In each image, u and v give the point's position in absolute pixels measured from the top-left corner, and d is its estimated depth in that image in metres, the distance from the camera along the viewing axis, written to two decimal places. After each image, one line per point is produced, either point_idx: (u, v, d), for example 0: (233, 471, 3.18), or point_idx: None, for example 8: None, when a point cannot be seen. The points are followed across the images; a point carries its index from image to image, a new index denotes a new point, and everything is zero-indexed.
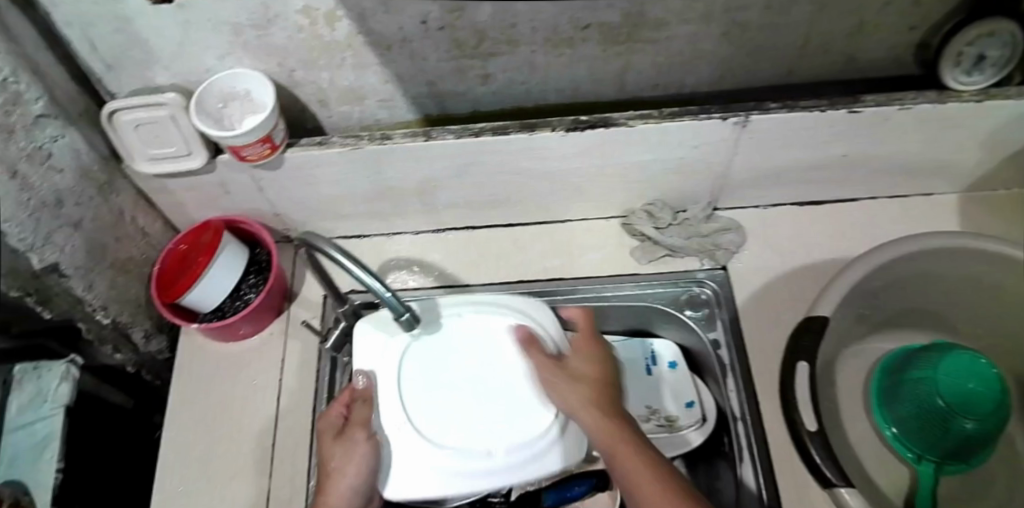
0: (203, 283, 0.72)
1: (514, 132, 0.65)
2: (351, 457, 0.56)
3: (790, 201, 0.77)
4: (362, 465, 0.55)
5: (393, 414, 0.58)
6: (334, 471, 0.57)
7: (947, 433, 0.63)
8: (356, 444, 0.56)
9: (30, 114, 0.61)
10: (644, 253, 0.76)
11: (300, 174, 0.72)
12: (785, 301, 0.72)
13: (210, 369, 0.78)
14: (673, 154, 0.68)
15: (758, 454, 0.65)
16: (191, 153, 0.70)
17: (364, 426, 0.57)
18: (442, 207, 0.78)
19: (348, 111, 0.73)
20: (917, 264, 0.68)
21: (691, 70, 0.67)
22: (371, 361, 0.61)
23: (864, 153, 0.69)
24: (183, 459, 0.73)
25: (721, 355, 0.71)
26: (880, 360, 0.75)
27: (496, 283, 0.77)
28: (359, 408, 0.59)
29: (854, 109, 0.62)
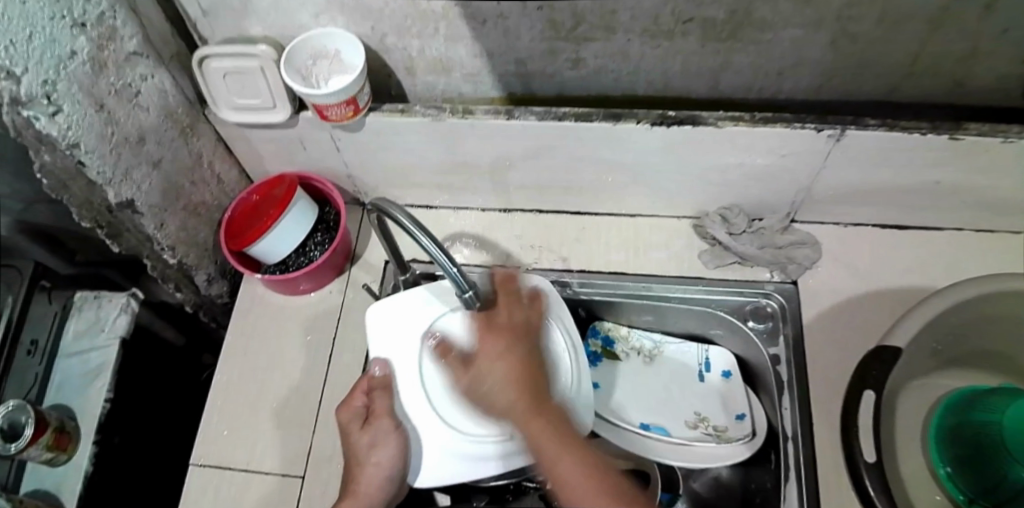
0: (271, 236, 0.73)
1: (598, 121, 0.64)
2: (376, 448, 0.62)
3: (873, 222, 0.74)
4: (389, 455, 0.62)
5: (413, 403, 0.65)
6: (368, 461, 0.62)
7: (1006, 480, 0.60)
8: (379, 436, 0.63)
9: (123, 50, 0.63)
10: (712, 258, 0.74)
11: (378, 139, 0.72)
12: (854, 324, 0.69)
13: (267, 319, 0.79)
14: (758, 160, 0.66)
15: (805, 476, 0.63)
16: (275, 106, 0.71)
17: (388, 416, 0.64)
18: (514, 188, 0.77)
19: (433, 81, 0.73)
20: (1008, 307, 0.63)
21: (790, 76, 0.64)
22: (385, 352, 0.67)
23: (959, 182, 0.66)
24: (231, 403, 0.75)
25: (779, 371, 0.69)
26: (943, 398, 0.71)
27: (558, 270, 0.76)
28: (377, 400, 0.64)
29: (955, 136, 0.59)
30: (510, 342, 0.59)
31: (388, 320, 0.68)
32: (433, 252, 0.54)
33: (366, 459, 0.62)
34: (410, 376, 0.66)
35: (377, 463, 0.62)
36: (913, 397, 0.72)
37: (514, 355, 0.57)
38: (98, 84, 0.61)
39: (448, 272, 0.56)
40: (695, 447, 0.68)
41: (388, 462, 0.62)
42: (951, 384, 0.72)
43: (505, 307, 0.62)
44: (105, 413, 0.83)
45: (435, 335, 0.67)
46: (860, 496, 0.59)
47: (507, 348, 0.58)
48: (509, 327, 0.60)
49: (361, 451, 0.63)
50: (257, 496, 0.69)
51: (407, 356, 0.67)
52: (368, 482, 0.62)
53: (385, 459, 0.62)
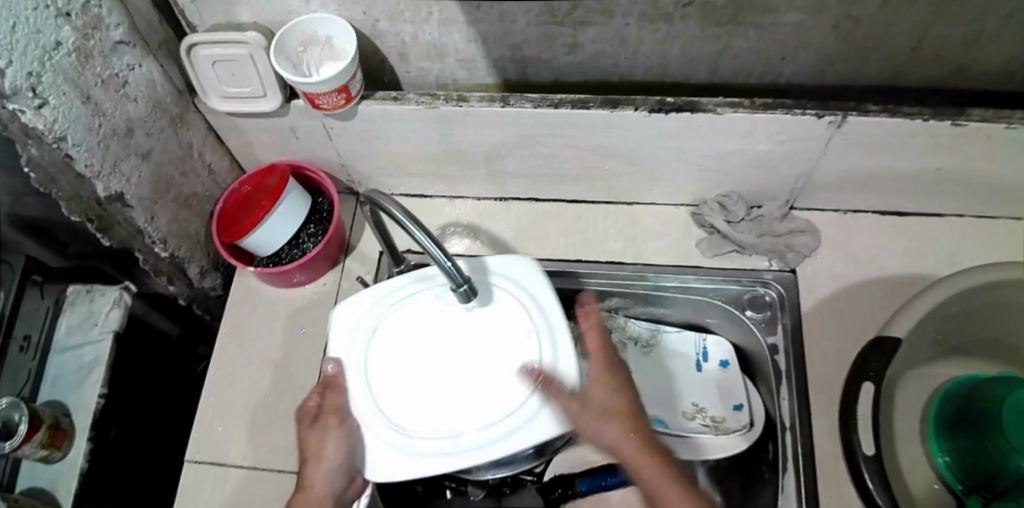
0: (263, 229, 0.71)
1: (596, 107, 0.63)
2: (324, 445, 0.57)
3: (873, 209, 0.73)
4: (342, 451, 0.57)
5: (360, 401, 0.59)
6: (315, 456, 0.58)
7: (1001, 469, 0.59)
8: (326, 438, 0.58)
9: (109, 39, 0.61)
10: (711, 246, 0.73)
11: (371, 128, 0.71)
12: (854, 313, 0.68)
13: (260, 312, 0.78)
14: (758, 147, 0.65)
15: (804, 467, 0.62)
16: (265, 95, 0.70)
17: (337, 415, 0.58)
18: (510, 176, 0.76)
19: (427, 67, 0.71)
20: (1013, 295, 0.62)
21: (792, 60, 0.63)
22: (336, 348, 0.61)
23: (962, 168, 0.65)
24: (225, 397, 0.74)
25: (778, 361, 0.69)
26: (943, 386, 0.70)
27: (556, 261, 0.75)
28: (332, 395, 0.59)
29: (960, 121, 0.58)
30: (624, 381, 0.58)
31: (348, 313, 0.62)
32: (424, 244, 0.52)
33: (313, 454, 0.58)
34: (358, 372, 0.60)
35: (324, 459, 0.57)
36: (913, 385, 0.71)
37: (626, 401, 0.56)
38: (83, 74, 0.59)
39: (440, 265, 0.55)
40: (691, 440, 0.69)
41: (338, 460, 0.57)
42: (950, 372, 0.71)
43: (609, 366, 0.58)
44: (100, 408, 0.82)
45: (391, 328, 0.61)
46: (861, 493, 0.59)
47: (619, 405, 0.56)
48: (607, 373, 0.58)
49: (308, 445, 0.59)
50: (253, 491, 0.69)
51: (357, 352, 0.60)
52: (315, 476, 0.58)
53: (335, 460, 0.57)
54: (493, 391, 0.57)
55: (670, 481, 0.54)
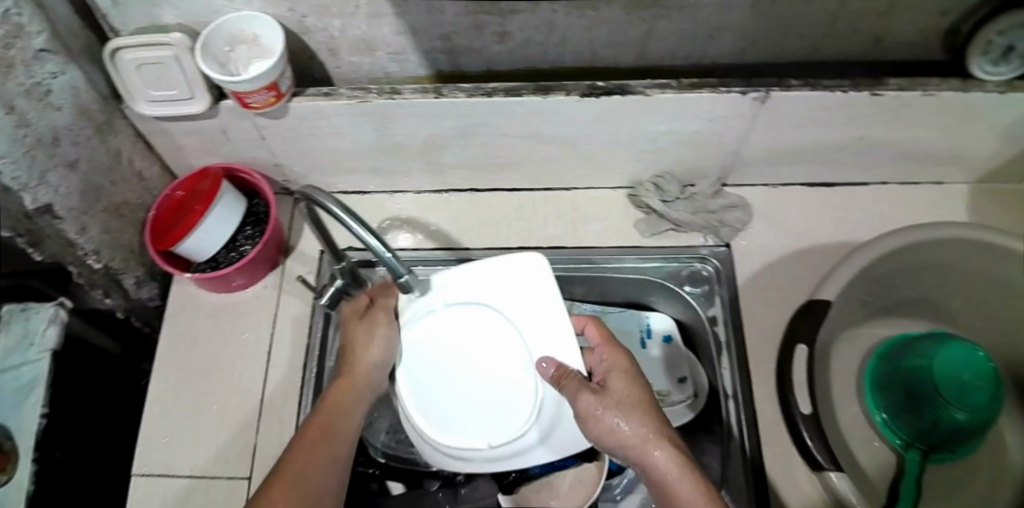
0: (198, 232, 0.70)
1: (528, 95, 0.64)
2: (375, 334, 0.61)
3: (801, 181, 0.76)
4: (386, 346, 0.61)
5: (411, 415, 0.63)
6: (359, 347, 0.61)
7: (939, 423, 0.63)
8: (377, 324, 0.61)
9: (30, 48, 0.59)
10: (650, 226, 0.74)
11: (305, 125, 0.70)
12: (789, 282, 0.71)
13: (203, 318, 0.77)
14: (687, 126, 0.66)
15: (748, 432, 0.64)
16: (193, 97, 0.68)
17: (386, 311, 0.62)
18: (449, 167, 0.76)
19: (358, 62, 0.71)
20: (935, 256, 0.65)
21: (715, 40, 0.65)
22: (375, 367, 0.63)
23: (880, 138, 0.68)
24: (170, 408, 0.72)
25: (717, 332, 0.70)
26: (876, 348, 0.73)
27: (497, 248, 0.76)
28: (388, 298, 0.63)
29: (876, 92, 0.61)
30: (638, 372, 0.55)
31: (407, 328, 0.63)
32: (362, 237, 0.53)
33: (358, 344, 0.61)
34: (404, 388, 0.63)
35: (371, 347, 0.61)
36: (847, 349, 0.74)
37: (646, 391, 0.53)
38: (6, 85, 0.57)
39: (380, 258, 0.56)
40: None
41: (384, 354, 0.61)
42: (881, 333, 0.75)
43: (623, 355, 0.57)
44: (43, 429, 0.79)
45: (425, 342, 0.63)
46: (800, 449, 0.60)
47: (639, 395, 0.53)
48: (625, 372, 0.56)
49: (354, 336, 0.61)
50: (205, 500, 0.68)
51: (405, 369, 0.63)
52: (359, 366, 0.60)
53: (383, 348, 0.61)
54: (525, 380, 0.60)
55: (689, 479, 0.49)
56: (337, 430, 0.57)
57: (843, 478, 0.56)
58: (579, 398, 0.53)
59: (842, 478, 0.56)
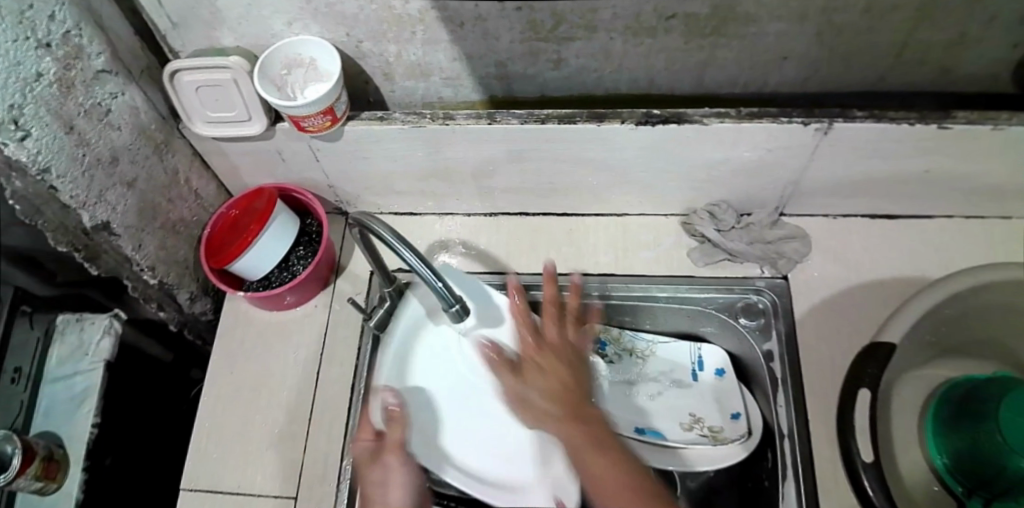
0: (252, 252, 0.71)
1: (582, 121, 0.63)
2: (389, 483, 0.59)
3: (863, 213, 0.74)
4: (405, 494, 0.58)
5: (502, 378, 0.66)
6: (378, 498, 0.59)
7: (1003, 474, 0.59)
8: (390, 470, 0.60)
9: (91, 69, 0.61)
10: (703, 255, 0.73)
11: (358, 148, 0.70)
12: (847, 317, 0.69)
13: (253, 336, 0.78)
14: (745, 155, 0.65)
15: (803, 475, 0.62)
16: (250, 119, 0.69)
17: (399, 449, 0.61)
18: (499, 191, 0.76)
19: (412, 86, 0.71)
20: (1002, 295, 0.62)
21: (776, 69, 0.63)
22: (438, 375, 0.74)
23: (947, 170, 0.65)
24: (220, 424, 0.73)
25: (773, 368, 0.68)
26: (941, 388, 0.70)
27: (547, 274, 0.75)
28: (392, 430, 0.61)
29: (944, 125, 0.59)
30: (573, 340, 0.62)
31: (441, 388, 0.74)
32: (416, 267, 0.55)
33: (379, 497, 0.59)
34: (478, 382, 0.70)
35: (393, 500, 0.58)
36: (909, 388, 0.71)
37: (562, 372, 0.59)
38: (66, 105, 0.59)
39: (433, 287, 0.57)
40: (691, 450, 0.68)
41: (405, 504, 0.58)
42: (945, 373, 0.71)
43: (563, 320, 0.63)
44: (94, 438, 0.81)
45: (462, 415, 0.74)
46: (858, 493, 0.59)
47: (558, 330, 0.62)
48: (554, 345, 0.61)
49: (371, 482, 0.60)
50: None
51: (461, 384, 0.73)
52: None
53: (401, 497, 0.58)
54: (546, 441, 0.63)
55: (575, 428, 0.57)
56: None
57: None
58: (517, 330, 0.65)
59: None
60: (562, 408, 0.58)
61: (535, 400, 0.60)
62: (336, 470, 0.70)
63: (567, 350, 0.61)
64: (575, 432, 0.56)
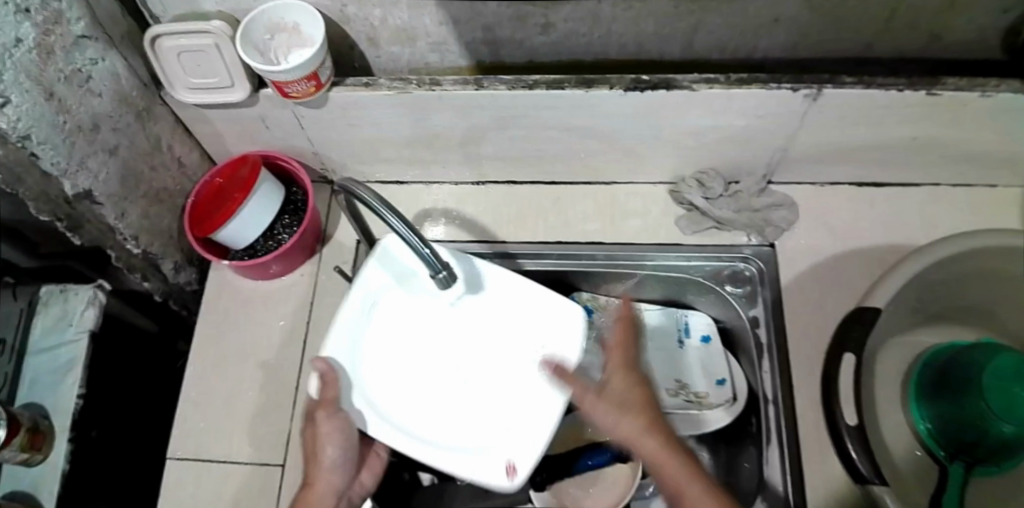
0: (236, 221, 0.70)
1: (570, 87, 0.62)
2: (330, 445, 0.56)
3: (851, 181, 0.74)
4: (342, 444, 0.56)
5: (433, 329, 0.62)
6: (321, 455, 0.56)
7: (983, 437, 0.60)
8: (331, 431, 0.56)
9: (70, 35, 0.59)
10: (690, 223, 0.73)
11: (343, 114, 0.69)
12: (833, 284, 0.69)
13: (239, 305, 0.77)
14: (734, 122, 0.65)
15: (787, 438, 0.63)
16: (233, 85, 0.68)
17: (335, 408, 0.56)
18: (486, 159, 0.75)
19: (398, 51, 0.70)
20: (987, 261, 0.62)
21: (766, 34, 0.63)
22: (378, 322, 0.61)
23: (934, 137, 0.65)
24: (206, 393, 0.73)
25: (759, 334, 0.69)
26: (923, 355, 0.70)
27: (536, 242, 0.75)
28: (326, 391, 0.55)
29: (933, 91, 0.58)
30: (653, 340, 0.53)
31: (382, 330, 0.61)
32: (404, 233, 0.53)
33: (317, 451, 0.56)
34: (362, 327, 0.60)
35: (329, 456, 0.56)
36: (892, 354, 0.72)
37: (643, 399, 0.50)
38: (46, 72, 0.57)
39: (420, 253, 0.55)
40: (674, 416, 0.69)
41: (342, 452, 0.57)
42: (929, 340, 0.72)
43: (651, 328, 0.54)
44: (79, 409, 0.81)
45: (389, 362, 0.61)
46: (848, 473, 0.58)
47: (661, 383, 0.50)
48: (625, 392, 0.50)
49: (312, 440, 0.56)
50: (241, 487, 0.68)
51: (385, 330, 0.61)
52: (321, 477, 0.57)
53: (339, 451, 0.56)
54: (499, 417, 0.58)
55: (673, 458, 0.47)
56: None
57: (889, 492, 0.54)
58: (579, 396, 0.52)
59: (887, 492, 0.54)
60: (654, 446, 0.47)
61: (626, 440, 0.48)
62: None
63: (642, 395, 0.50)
64: (664, 456, 0.47)
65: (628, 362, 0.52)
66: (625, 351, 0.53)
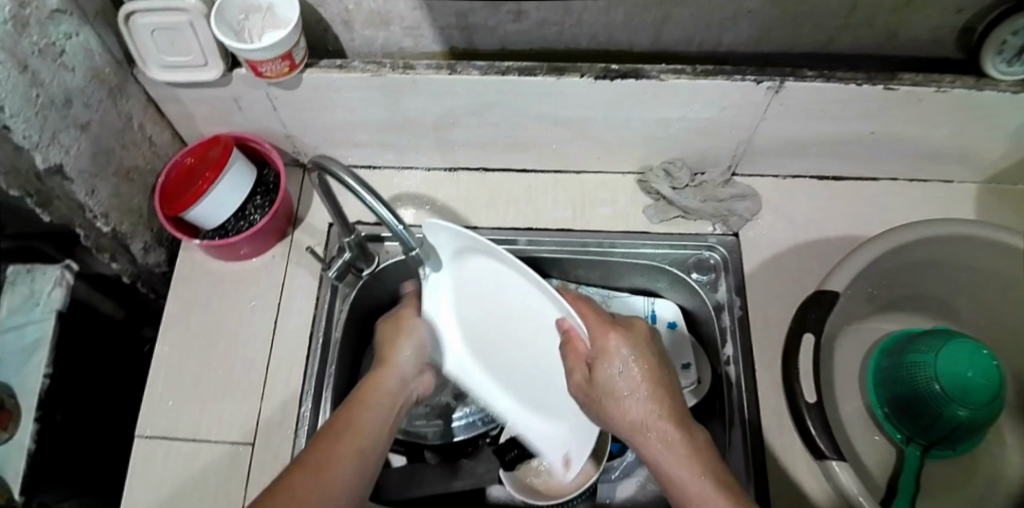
0: (208, 200, 0.70)
1: (541, 75, 0.63)
2: (410, 334, 0.71)
3: (811, 174, 0.76)
4: (415, 345, 0.71)
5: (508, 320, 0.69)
6: (393, 346, 0.70)
7: (938, 421, 0.62)
8: (410, 327, 0.72)
9: (45, 9, 0.58)
10: (657, 212, 0.74)
11: (317, 96, 0.70)
12: (793, 273, 0.71)
13: (211, 285, 0.77)
14: (700, 114, 0.66)
15: (747, 420, 0.65)
16: (206, 63, 0.67)
17: (414, 314, 0.73)
18: (458, 145, 0.76)
19: (372, 35, 0.70)
20: (939, 251, 0.65)
21: (731, 28, 0.64)
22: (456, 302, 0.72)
23: (891, 132, 0.67)
24: (175, 373, 0.73)
25: (722, 319, 0.70)
26: (879, 341, 0.72)
27: (506, 227, 0.76)
28: (409, 303, 0.75)
29: (890, 87, 0.60)
30: (642, 369, 0.57)
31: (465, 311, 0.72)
32: (379, 211, 0.55)
33: (393, 344, 0.70)
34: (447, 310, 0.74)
35: (405, 345, 0.70)
36: (852, 341, 0.74)
37: (647, 373, 0.57)
38: (20, 44, 0.57)
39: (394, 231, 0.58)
40: None
41: (411, 353, 0.70)
42: (885, 328, 0.74)
43: (640, 355, 0.58)
44: (44, 389, 0.82)
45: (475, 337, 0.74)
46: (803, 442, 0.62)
47: (656, 403, 0.55)
48: (624, 356, 0.58)
49: (390, 335, 0.71)
50: (208, 464, 0.68)
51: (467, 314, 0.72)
52: (393, 363, 0.68)
53: (411, 354, 0.70)
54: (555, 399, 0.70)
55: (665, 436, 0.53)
56: (367, 417, 0.61)
57: (846, 468, 0.56)
58: (575, 367, 0.61)
59: (844, 468, 0.56)
60: (646, 416, 0.54)
61: (615, 403, 0.56)
62: (294, 418, 0.70)
63: (642, 368, 0.57)
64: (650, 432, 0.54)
65: (624, 336, 0.59)
66: (604, 316, 0.60)
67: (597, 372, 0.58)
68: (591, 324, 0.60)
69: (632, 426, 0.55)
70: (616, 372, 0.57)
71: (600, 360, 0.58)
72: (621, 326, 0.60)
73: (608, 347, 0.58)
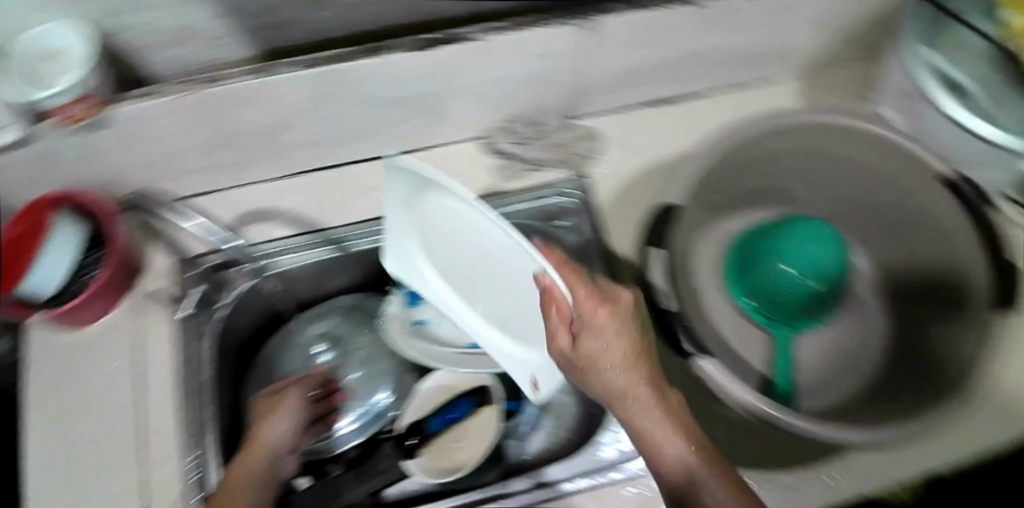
0: (34, 272, 0.64)
1: (357, 57, 0.62)
2: (280, 409, 0.69)
3: (642, 100, 0.79)
4: (283, 426, 0.67)
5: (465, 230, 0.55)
6: (263, 423, 0.67)
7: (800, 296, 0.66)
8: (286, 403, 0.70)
9: None
10: (504, 171, 0.76)
11: (130, 132, 0.65)
12: (644, 195, 0.74)
13: (61, 366, 0.70)
14: (526, 67, 0.67)
15: None
16: (6, 127, 0.62)
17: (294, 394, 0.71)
18: (298, 148, 0.74)
19: (180, 52, 0.67)
20: (768, 146, 0.69)
21: None
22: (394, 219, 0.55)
23: (705, 47, 0.71)
24: (30, 474, 0.64)
25: (586, 256, 0.70)
26: (732, 236, 0.75)
27: (368, 221, 0.75)
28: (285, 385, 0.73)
29: (690, 2, 0.63)
30: (631, 336, 0.50)
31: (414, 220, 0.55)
32: None
33: (264, 420, 0.67)
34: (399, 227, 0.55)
35: (276, 421, 0.67)
36: (713, 246, 0.76)
37: (630, 336, 0.50)
38: None
39: None
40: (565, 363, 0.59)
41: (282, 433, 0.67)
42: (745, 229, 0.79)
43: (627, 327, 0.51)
44: None
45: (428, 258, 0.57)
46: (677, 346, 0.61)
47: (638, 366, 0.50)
48: (610, 322, 0.50)
49: (260, 414, 0.69)
50: None
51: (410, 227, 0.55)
52: (263, 438, 0.65)
53: (283, 430, 0.67)
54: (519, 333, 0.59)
55: (655, 405, 0.48)
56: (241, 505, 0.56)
57: (709, 360, 0.56)
58: (556, 339, 0.53)
59: (708, 360, 0.56)
60: (635, 388, 0.49)
61: (596, 373, 0.50)
62: (179, 479, 0.64)
63: (630, 334, 0.50)
64: (639, 399, 0.48)
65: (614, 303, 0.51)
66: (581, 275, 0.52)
67: (579, 340, 0.51)
68: (576, 294, 0.52)
69: (615, 391, 0.50)
70: (604, 338, 0.50)
71: (589, 332, 0.50)
72: (608, 298, 0.52)
73: (594, 314, 0.50)
